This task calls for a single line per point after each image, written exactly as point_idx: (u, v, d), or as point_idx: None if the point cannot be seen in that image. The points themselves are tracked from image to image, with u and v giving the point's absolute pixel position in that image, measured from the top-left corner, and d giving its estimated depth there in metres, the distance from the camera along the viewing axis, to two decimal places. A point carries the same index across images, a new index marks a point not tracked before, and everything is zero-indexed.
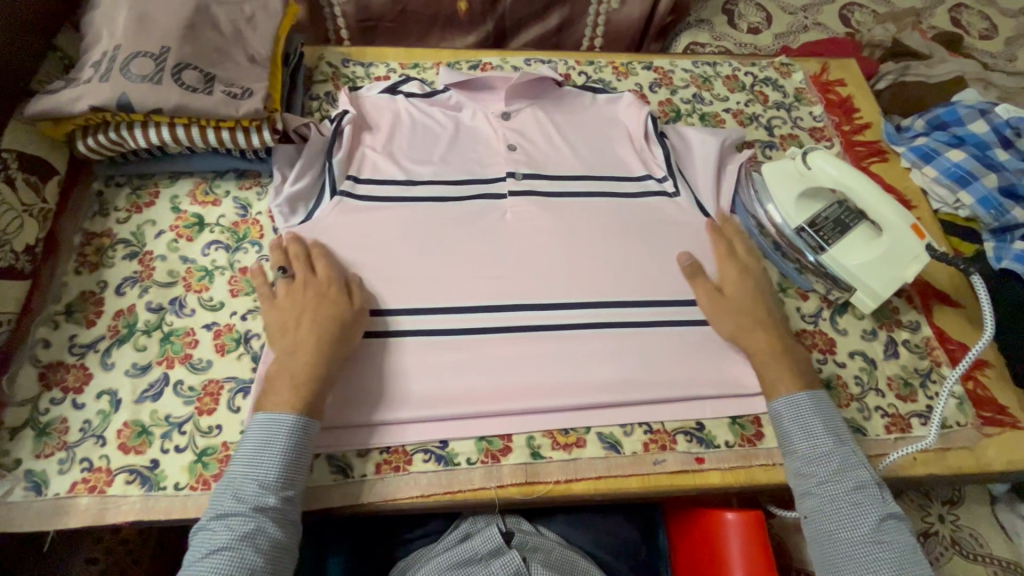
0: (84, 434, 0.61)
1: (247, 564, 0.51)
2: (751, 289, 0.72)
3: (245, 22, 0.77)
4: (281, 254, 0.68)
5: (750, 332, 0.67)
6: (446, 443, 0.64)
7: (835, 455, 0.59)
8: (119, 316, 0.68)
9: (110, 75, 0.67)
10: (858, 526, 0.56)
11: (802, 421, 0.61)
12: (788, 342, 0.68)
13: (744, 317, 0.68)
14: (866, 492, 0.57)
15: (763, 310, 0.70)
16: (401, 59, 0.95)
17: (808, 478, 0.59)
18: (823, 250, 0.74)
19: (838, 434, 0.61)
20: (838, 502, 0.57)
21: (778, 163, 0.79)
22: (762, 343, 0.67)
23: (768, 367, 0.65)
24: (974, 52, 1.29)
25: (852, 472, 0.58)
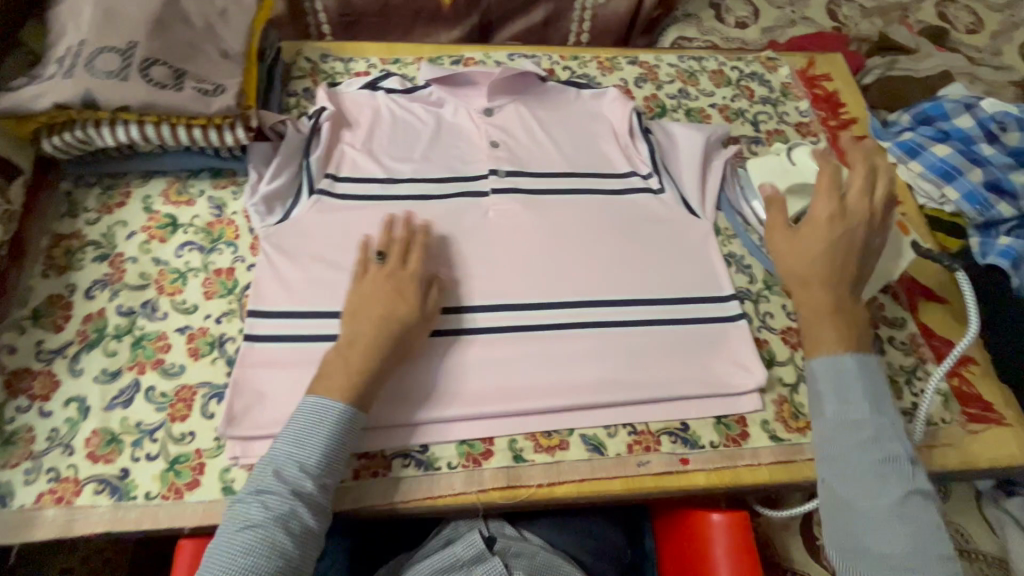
0: (51, 443, 0.59)
1: (276, 546, 0.51)
2: (836, 235, 0.63)
3: (217, 17, 0.74)
4: (385, 237, 0.67)
5: (806, 286, 0.62)
6: (427, 447, 0.62)
7: (869, 423, 0.56)
8: (89, 320, 0.66)
9: (75, 72, 0.65)
10: (880, 498, 0.53)
11: (837, 382, 0.58)
12: (850, 304, 0.61)
13: (807, 267, 0.62)
14: (895, 465, 0.54)
15: (839, 260, 0.62)
16: (382, 54, 0.93)
17: (833, 442, 0.56)
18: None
19: (878, 403, 0.57)
20: (861, 472, 0.54)
21: (764, 161, 0.81)
22: (820, 298, 0.61)
23: (819, 324, 0.61)
24: (961, 47, 1.29)
25: (885, 441, 0.55)
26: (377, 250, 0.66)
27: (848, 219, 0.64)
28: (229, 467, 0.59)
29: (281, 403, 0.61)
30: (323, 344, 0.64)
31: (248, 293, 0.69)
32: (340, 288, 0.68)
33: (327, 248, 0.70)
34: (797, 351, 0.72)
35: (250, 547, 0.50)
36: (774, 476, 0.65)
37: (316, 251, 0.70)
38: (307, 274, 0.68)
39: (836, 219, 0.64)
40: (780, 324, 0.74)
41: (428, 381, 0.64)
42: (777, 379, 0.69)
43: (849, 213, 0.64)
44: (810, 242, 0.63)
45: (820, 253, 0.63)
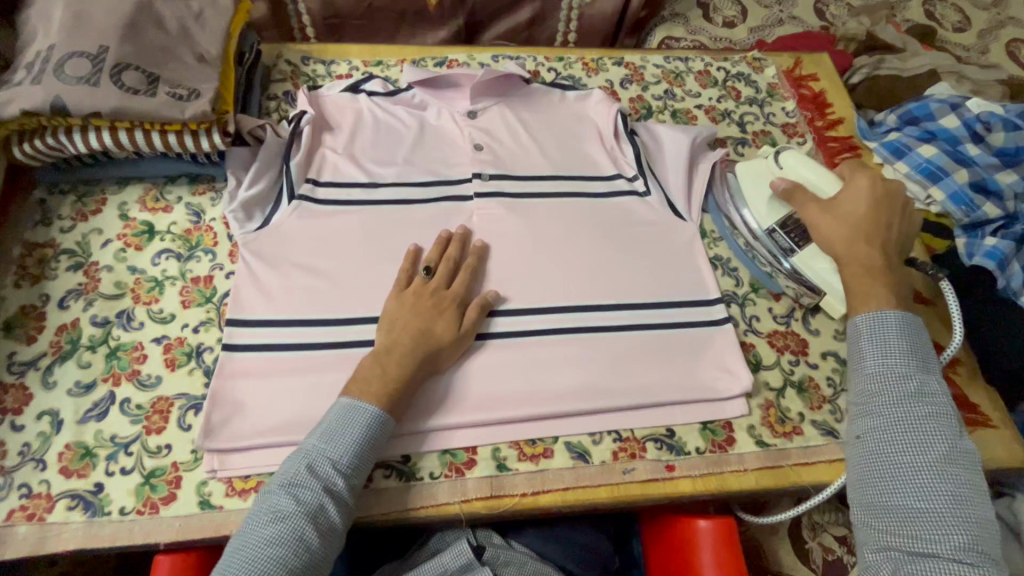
0: (22, 458, 0.58)
1: (304, 540, 0.49)
2: (875, 202, 0.66)
3: (193, 20, 0.73)
4: (438, 252, 0.68)
5: (854, 244, 0.63)
6: (409, 458, 0.61)
7: (915, 380, 0.55)
8: (62, 331, 0.64)
9: (44, 77, 0.63)
10: (922, 454, 0.52)
11: (882, 339, 0.57)
12: (896, 264, 0.63)
13: (851, 228, 0.64)
14: (940, 422, 0.53)
15: (881, 222, 0.64)
16: (364, 57, 0.92)
17: (876, 397, 0.56)
18: (795, 252, 0.73)
19: (924, 361, 0.56)
20: (904, 426, 0.53)
21: (753, 162, 0.79)
22: (868, 257, 0.62)
23: (865, 282, 0.61)
24: (948, 45, 1.29)
25: (930, 399, 0.54)
26: (425, 263, 0.68)
27: (885, 189, 0.67)
28: (206, 480, 0.58)
29: (260, 414, 0.60)
30: (302, 353, 0.63)
31: (226, 301, 0.68)
32: (318, 296, 0.66)
33: (306, 254, 0.69)
34: (783, 355, 0.71)
35: (272, 538, 0.48)
36: (760, 481, 0.64)
37: (296, 258, 0.68)
38: (285, 281, 0.67)
39: (876, 187, 0.66)
40: (766, 327, 0.73)
41: (430, 389, 0.63)
42: (762, 383, 0.69)
43: (886, 185, 0.67)
44: (852, 208, 0.65)
45: (861, 217, 0.65)
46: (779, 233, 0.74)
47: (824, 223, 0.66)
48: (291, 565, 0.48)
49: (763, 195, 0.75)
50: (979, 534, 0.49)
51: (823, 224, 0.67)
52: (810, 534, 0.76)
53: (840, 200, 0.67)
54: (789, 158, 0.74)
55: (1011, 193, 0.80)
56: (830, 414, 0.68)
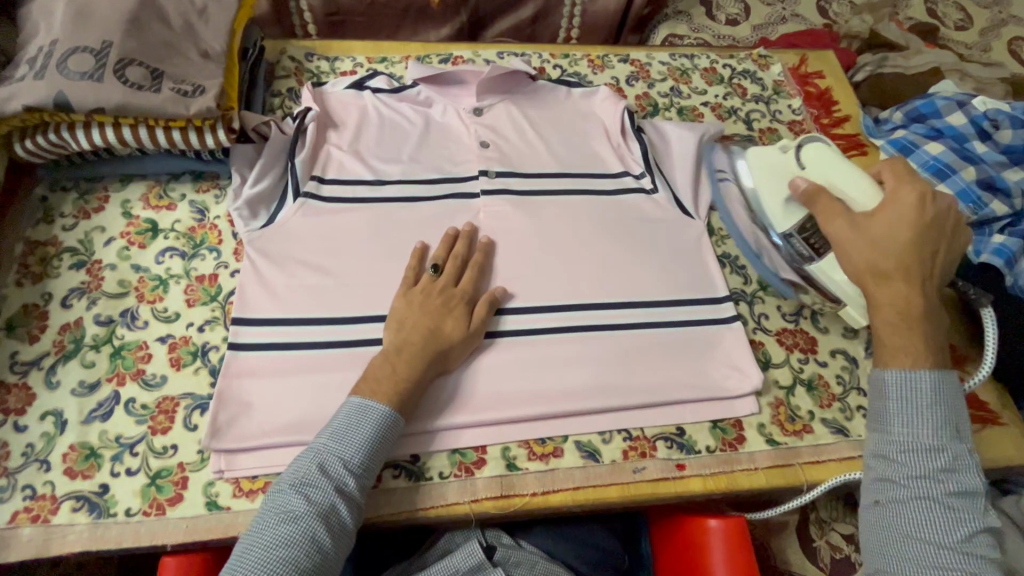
0: (26, 459, 0.57)
1: (315, 542, 0.48)
2: (916, 231, 0.56)
3: (197, 15, 0.72)
4: (445, 250, 0.68)
5: (888, 281, 0.56)
6: (418, 457, 0.61)
7: (946, 453, 0.51)
8: (65, 330, 0.63)
9: (47, 72, 0.62)
10: (947, 533, 0.49)
11: (912, 402, 0.53)
12: (935, 307, 0.55)
13: (889, 262, 0.56)
14: (965, 500, 0.50)
15: (923, 256, 0.56)
16: (368, 53, 0.91)
17: (901, 467, 0.52)
18: (817, 258, 0.71)
19: (954, 430, 0.53)
20: (929, 503, 0.50)
21: (767, 153, 0.75)
22: (906, 299, 0.55)
23: (902, 329, 0.55)
24: (950, 43, 1.29)
25: (958, 473, 0.51)
26: (432, 260, 0.67)
27: (928, 212, 0.57)
28: (213, 481, 0.58)
29: (268, 414, 0.60)
30: (309, 352, 0.63)
31: (232, 300, 0.67)
32: (324, 295, 0.66)
33: (312, 252, 0.68)
34: (792, 353, 0.71)
35: (286, 539, 0.47)
36: (771, 480, 0.64)
37: (301, 256, 0.68)
38: (291, 279, 0.66)
39: (914, 213, 0.57)
40: (775, 325, 0.73)
41: (438, 388, 0.62)
42: (772, 381, 0.69)
43: (929, 207, 0.57)
44: (892, 237, 0.56)
45: (902, 250, 0.56)
46: (800, 237, 0.71)
47: (853, 253, 0.58)
48: (305, 564, 0.47)
49: (778, 194, 0.72)
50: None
51: (853, 252, 0.58)
52: (818, 532, 0.76)
53: (875, 226, 0.58)
54: (809, 157, 0.70)
55: (1017, 192, 0.81)
56: (840, 412, 0.68)
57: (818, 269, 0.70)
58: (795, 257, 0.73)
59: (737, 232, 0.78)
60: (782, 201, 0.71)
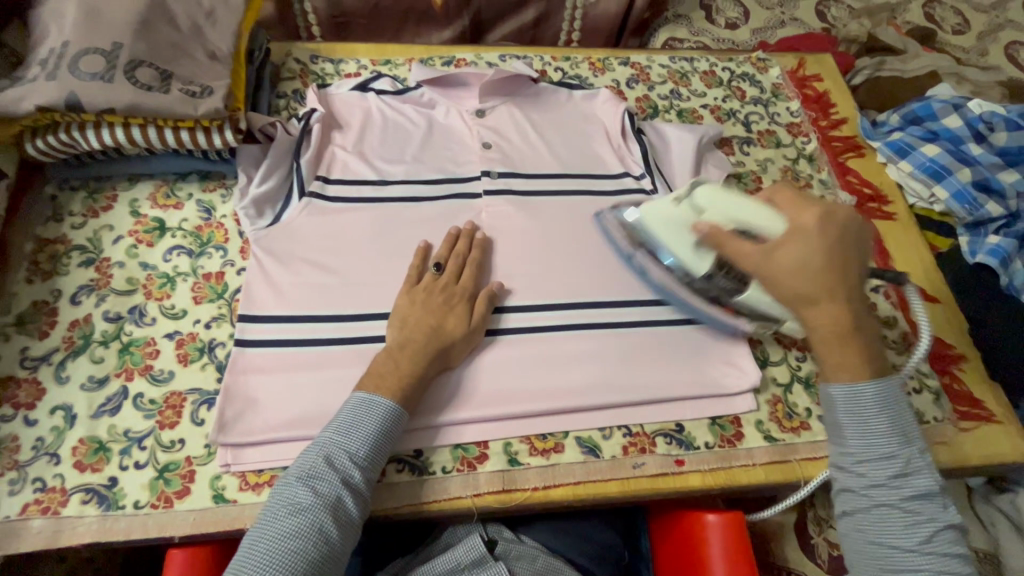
0: (36, 453, 0.58)
1: (322, 533, 0.49)
2: (832, 244, 0.51)
3: (204, 18, 0.73)
4: (446, 248, 0.69)
5: (816, 303, 0.50)
6: (421, 452, 0.62)
7: (898, 457, 0.48)
8: (74, 326, 0.64)
9: (58, 73, 0.64)
10: (909, 539, 0.46)
11: (860, 412, 0.49)
12: (868, 317, 0.50)
13: (813, 284, 0.50)
14: (924, 502, 0.47)
15: (843, 272, 0.50)
16: (373, 56, 0.92)
17: (857, 477, 0.49)
18: (745, 290, 0.64)
19: (905, 428, 0.49)
20: (887, 511, 0.47)
21: (658, 207, 0.67)
22: (840, 319, 0.49)
23: (841, 349, 0.50)
24: (948, 47, 1.31)
25: (913, 475, 0.48)
26: (435, 259, 0.68)
27: (836, 222, 0.52)
28: (220, 474, 0.59)
29: (273, 409, 0.61)
30: (313, 349, 0.64)
31: (238, 297, 0.68)
32: (329, 293, 0.67)
33: (317, 250, 0.69)
34: (790, 352, 0.72)
35: (293, 531, 0.48)
36: (768, 476, 0.65)
37: (307, 255, 0.69)
38: (297, 278, 0.67)
39: (824, 225, 0.52)
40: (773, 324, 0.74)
41: (441, 385, 0.63)
42: (770, 379, 0.70)
43: (836, 216, 0.52)
44: (806, 256, 0.51)
45: (823, 269, 0.50)
46: (721, 276, 0.64)
47: (776, 281, 0.51)
48: (312, 555, 0.48)
49: (685, 244, 0.65)
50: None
51: (774, 280, 0.52)
52: (816, 530, 0.77)
53: (790, 248, 0.52)
54: (704, 199, 0.63)
55: (1012, 193, 0.83)
56: None
57: (751, 299, 0.64)
58: (720, 297, 0.66)
59: (659, 287, 0.70)
60: (691, 248, 0.64)
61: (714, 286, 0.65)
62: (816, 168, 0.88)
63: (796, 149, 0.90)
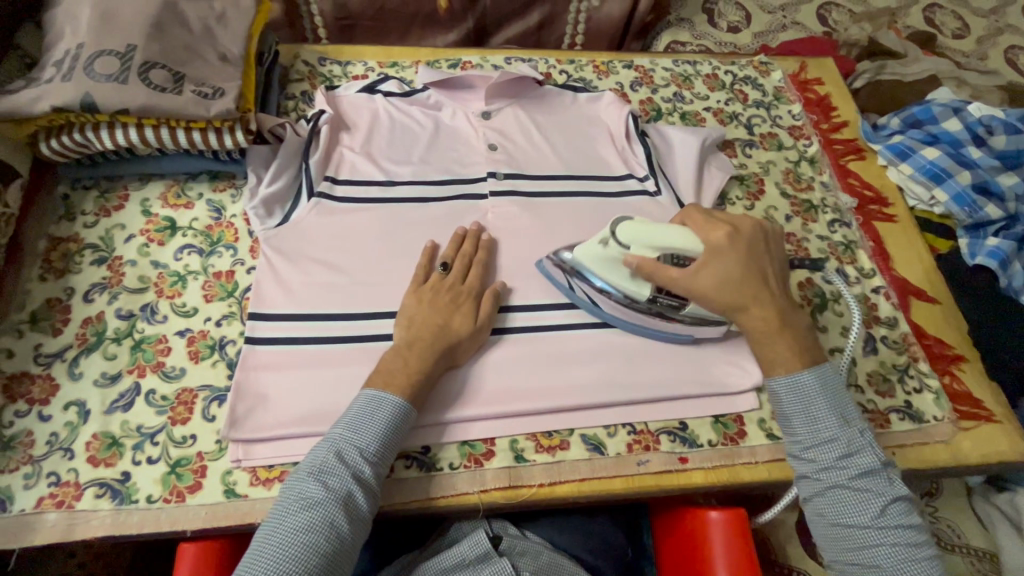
0: (50, 447, 0.59)
1: (334, 527, 0.50)
2: (742, 258, 0.61)
3: (216, 20, 0.75)
4: (452, 248, 0.70)
5: (743, 311, 0.60)
6: (429, 449, 0.63)
7: (840, 440, 0.56)
8: (87, 324, 0.65)
9: (74, 74, 0.65)
10: (862, 514, 0.54)
11: (803, 403, 0.58)
12: (787, 313, 0.61)
13: (734, 295, 0.60)
14: (871, 479, 0.54)
15: (757, 281, 0.60)
16: (380, 58, 0.94)
17: (809, 463, 0.57)
18: (687, 304, 0.65)
19: (844, 412, 0.57)
20: (840, 491, 0.55)
21: (589, 246, 0.66)
22: (762, 320, 0.60)
23: (770, 345, 0.60)
24: (948, 51, 1.32)
25: (857, 456, 0.55)
26: (442, 259, 0.69)
27: (742, 236, 0.62)
28: (231, 469, 0.59)
29: (283, 406, 0.61)
30: (323, 347, 0.65)
31: (248, 295, 0.69)
32: (338, 291, 0.68)
33: (325, 250, 0.70)
34: None
35: (306, 525, 0.49)
36: (770, 474, 0.65)
37: (316, 254, 0.70)
38: (306, 277, 0.68)
39: (733, 241, 0.61)
40: None
41: (448, 382, 0.64)
42: None
43: (740, 231, 0.62)
44: (728, 273, 0.60)
45: (738, 281, 0.60)
46: (663, 297, 0.65)
47: (706, 297, 0.60)
48: (325, 549, 0.49)
49: (622, 276, 0.65)
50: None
51: (705, 298, 0.61)
52: None
53: (711, 266, 0.60)
54: (627, 236, 0.62)
55: (1011, 196, 0.84)
56: None
57: (696, 309, 0.66)
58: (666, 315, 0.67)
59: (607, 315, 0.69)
60: (630, 280, 0.65)
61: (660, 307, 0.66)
62: (817, 170, 0.90)
63: (797, 152, 0.91)
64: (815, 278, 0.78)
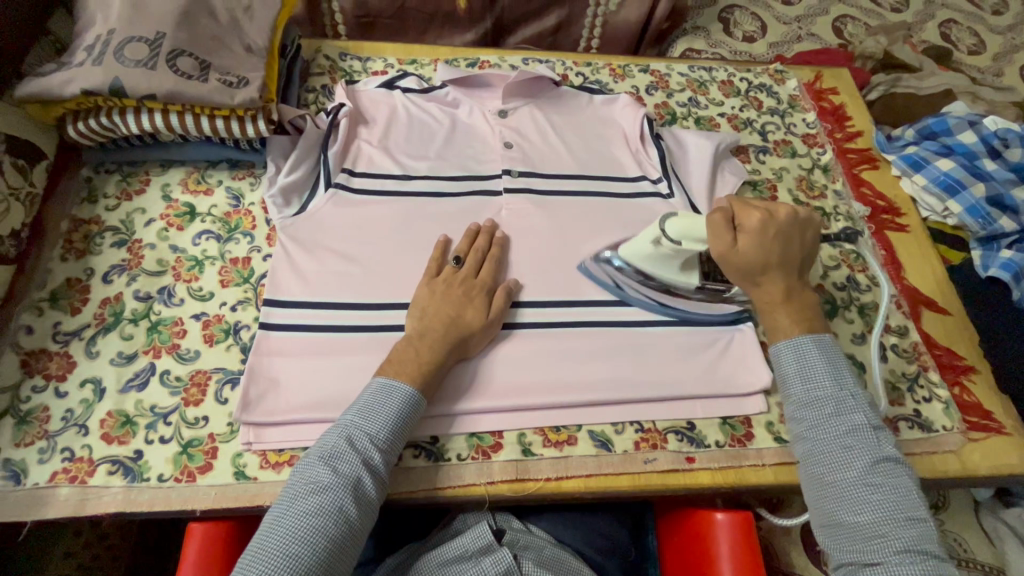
0: (66, 423, 0.60)
1: (340, 507, 0.50)
2: (773, 236, 0.61)
3: (243, 12, 0.76)
4: (466, 243, 0.70)
5: (759, 284, 0.62)
6: (437, 439, 0.63)
7: (829, 398, 0.56)
8: (105, 304, 0.66)
9: (104, 59, 0.67)
10: (847, 469, 0.53)
11: (801, 364, 0.58)
12: (799, 291, 0.62)
13: (756, 267, 0.61)
14: (859, 437, 0.54)
15: (782, 258, 0.61)
16: (400, 55, 0.95)
17: (801, 422, 0.57)
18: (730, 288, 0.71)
19: (838, 373, 0.57)
20: (828, 447, 0.54)
21: (638, 245, 0.68)
22: (770, 292, 0.61)
23: (772, 314, 0.62)
24: (963, 67, 1.32)
25: (846, 414, 0.55)
26: (454, 253, 0.69)
27: (778, 216, 0.62)
28: (241, 452, 0.60)
29: (295, 392, 0.62)
30: (335, 336, 0.65)
31: (263, 282, 0.70)
32: (352, 282, 0.68)
33: (341, 240, 0.71)
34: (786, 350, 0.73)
35: (315, 509, 0.50)
36: (777, 477, 0.65)
37: (331, 244, 0.70)
38: (320, 266, 0.69)
39: (769, 221, 0.61)
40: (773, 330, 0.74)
41: (459, 376, 0.65)
42: None
43: (778, 212, 0.62)
44: (754, 247, 0.61)
45: (762, 257, 0.61)
46: (709, 284, 0.71)
47: (731, 262, 0.62)
48: (328, 525, 0.49)
49: (672, 268, 0.69)
50: (919, 537, 0.49)
51: (729, 267, 0.62)
52: None
53: (744, 237, 0.61)
54: (678, 232, 0.64)
55: None
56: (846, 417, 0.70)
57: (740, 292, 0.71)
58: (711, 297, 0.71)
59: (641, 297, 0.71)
60: (678, 271, 0.69)
61: (705, 294, 0.71)
62: (831, 179, 0.90)
63: (811, 159, 0.91)
64: (826, 284, 0.79)
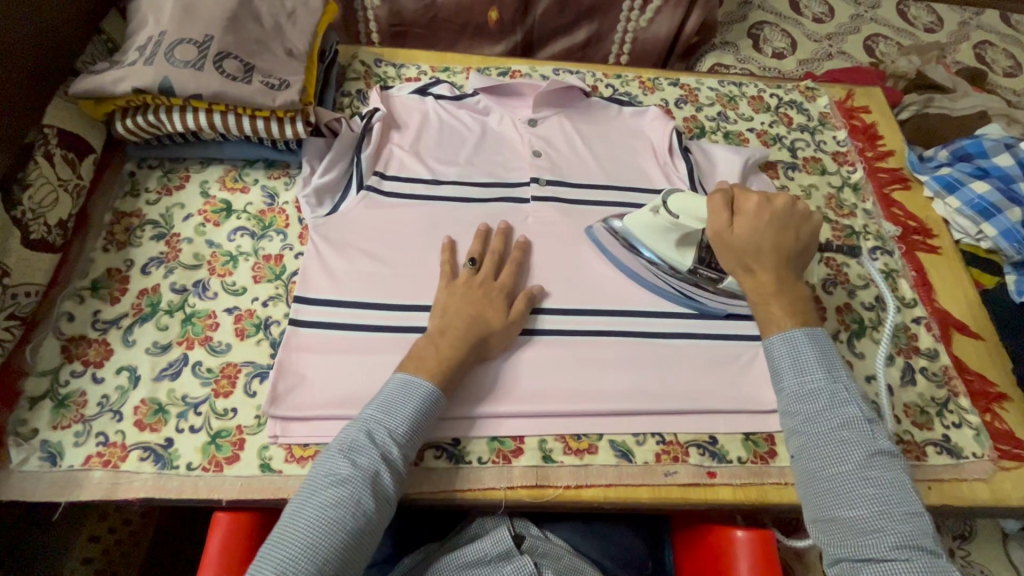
0: (101, 409, 0.62)
1: (357, 498, 0.51)
2: (768, 223, 0.62)
3: (286, 18, 0.79)
4: (479, 248, 0.71)
5: (752, 272, 0.61)
6: (459, 441, 0.64)
7: (823, 391, 0.55)
8: (143, 294, 0.69)
9: (155, 59, 0.69)
10: (842, 462, 0.52)
11: (794, 356, 0.57)
12: (791, 280, 0.61)
13: (751, 254, 0.61)
14: (854, 429, 0.53)
15: (779, 246, 0.61)
16: (432, 62, 0.97)
17: (794, 417, 0.56)
18: (725, 277, 0.69)
19: (831, 367, 0.56)
20: (823, 441, 0.53)
21: (640, 216, 0.70)
22: (762, 282, 0.61)
23: (765, 306, 0.61)
24: (999, 90, 1.30)
25: (840, 407, 0.54)
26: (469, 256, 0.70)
27: (775, 204, 0.63)
28: (268, 445, 0.61)
29: (321, 388, 0.63)
30: (361, 335, 0.66)
31: (295, 279, 0.71)
32: (379, 282, 0.69)
33: (370, 241, 0.72)
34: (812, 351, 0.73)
35: (332, 503, 0.50)
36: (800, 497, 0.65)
37: (361, 244, 0.72)
38: (350, 265, 0.70)
39: (764, 209, 0.62)
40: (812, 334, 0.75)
41: (482, 379, 0.65)
42: None
43: (775, 201, 0.63)
44: (749, 231, 0.61)
45: (755, 243, 0.61)
46: (703, 270, 0.69)
47: (727, 247, 0.62)
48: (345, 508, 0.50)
49: (668, 245, 0.70)
50: (914, 531, 0.48)
51: (727, 254, 0.63)
52: None
53: (739, 221, 0.62)
54: (679, 207, 0.66)
55: None
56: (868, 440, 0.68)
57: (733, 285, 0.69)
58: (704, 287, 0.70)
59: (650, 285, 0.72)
60: (673, 248, 0.70)
61: (698, 279, 0.69)
62: (860, 198, 0.89)
63: (840, 177, 0.91)
64: (853, 304, 0.78)
